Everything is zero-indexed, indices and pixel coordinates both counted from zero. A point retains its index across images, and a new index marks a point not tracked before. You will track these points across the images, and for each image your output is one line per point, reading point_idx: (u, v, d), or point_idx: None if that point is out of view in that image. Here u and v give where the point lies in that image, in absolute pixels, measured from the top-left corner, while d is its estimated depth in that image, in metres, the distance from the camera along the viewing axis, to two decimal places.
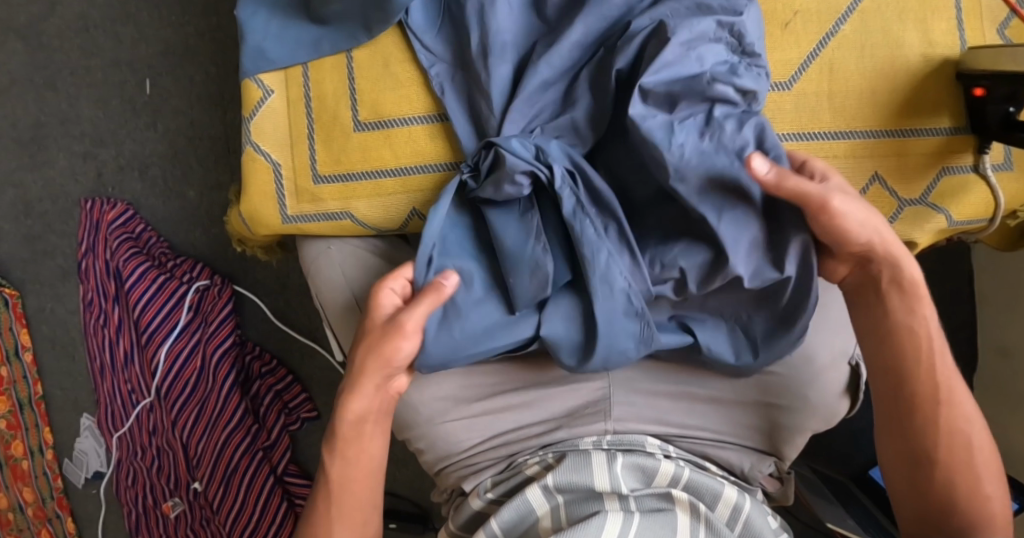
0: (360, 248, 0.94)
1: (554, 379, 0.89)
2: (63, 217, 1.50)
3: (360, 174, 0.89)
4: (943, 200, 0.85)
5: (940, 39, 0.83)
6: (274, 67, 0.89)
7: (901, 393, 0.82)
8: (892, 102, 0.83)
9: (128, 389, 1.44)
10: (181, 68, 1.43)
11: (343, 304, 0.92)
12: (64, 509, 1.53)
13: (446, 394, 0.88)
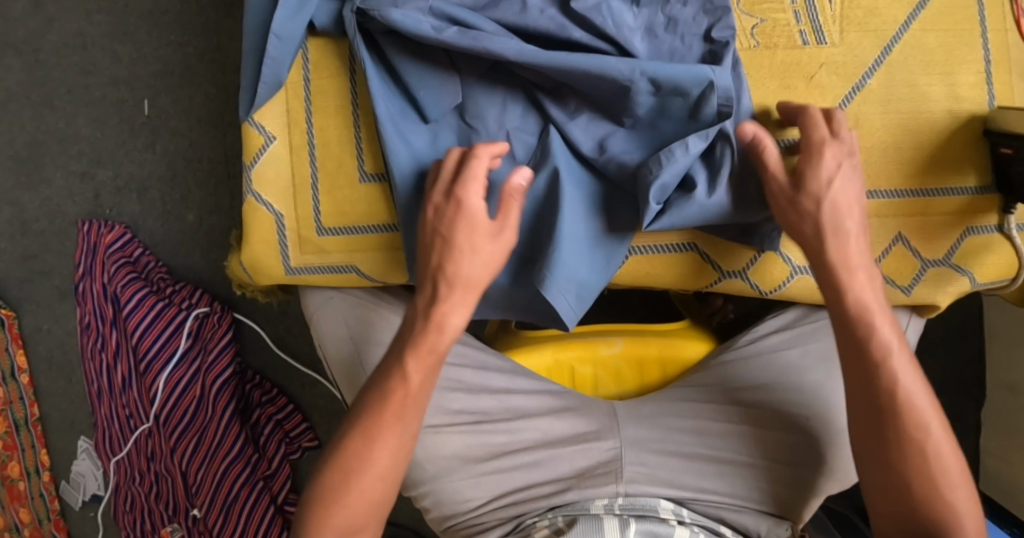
0: (364, 300, 0.91)
1: (565, 439, 0.87)
2: (60, 237, 1.47)
3: (365, 227, 0.86)
4: (967, 260, 0.82)
5: (967, 94, 0.80)
6: (275, 111, 0.85)
7: (856, 364, 0.78)
8: (916, 161, 0.80)
9: (126, 414, 1.42)
10: (181, 88, 1.40)
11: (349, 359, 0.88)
12: (61, 530, 1.52)
13: (453, 453, 0.85)
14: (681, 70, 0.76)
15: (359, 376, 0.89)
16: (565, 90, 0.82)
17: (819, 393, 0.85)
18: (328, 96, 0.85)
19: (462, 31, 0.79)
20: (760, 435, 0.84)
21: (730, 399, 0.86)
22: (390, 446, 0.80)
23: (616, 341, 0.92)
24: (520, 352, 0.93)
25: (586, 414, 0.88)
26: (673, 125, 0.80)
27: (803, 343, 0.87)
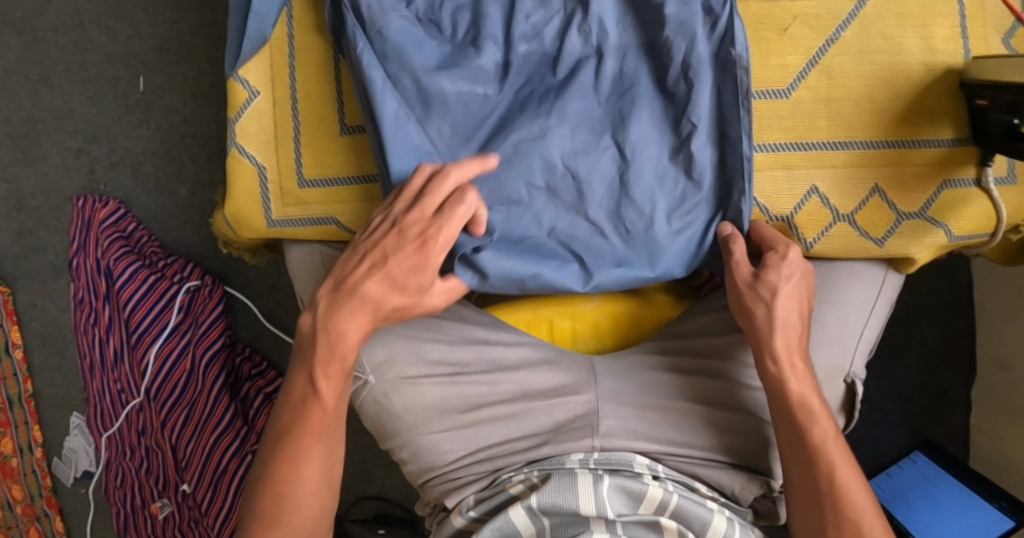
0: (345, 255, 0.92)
1: (542, 392, 0.87)
2: (55, 213, 1.48)
3: (346, 179, 0.87)
4: (944, 213, 0.82)
5: (941, 47, 0.80)
6: (258, 68, 0.86)
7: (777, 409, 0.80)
8: (892, 113, 0.80)
9: (118, 389, 1.43)
10: (176, 64, 1.42)
11: None
12: (53, 507, 1.52)
13: (430, 404, 0.86)
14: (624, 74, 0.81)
15: None
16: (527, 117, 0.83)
17: None
18: (309, 51, 0.86)
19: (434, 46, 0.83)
20: (741, 387, 0.85)
21: (666, 384, 0.87)
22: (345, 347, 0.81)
23: (594, 296, 0.93)
24: (499, 308, 0.94)
25: (563, 367, 0.88)
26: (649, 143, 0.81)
27: None
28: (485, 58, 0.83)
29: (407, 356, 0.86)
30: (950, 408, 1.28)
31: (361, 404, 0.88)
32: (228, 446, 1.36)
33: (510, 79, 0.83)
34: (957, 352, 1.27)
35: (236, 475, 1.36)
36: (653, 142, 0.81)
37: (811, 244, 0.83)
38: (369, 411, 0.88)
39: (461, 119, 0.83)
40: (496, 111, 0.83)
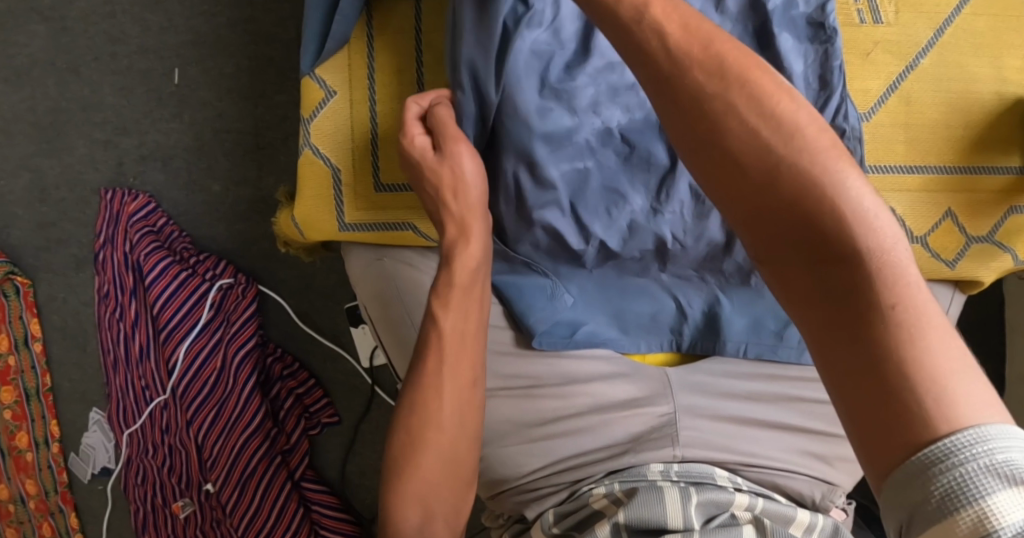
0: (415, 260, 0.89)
1: (618, 405, 0.88)
2: (80, 205, 1.46)
3: None
4: (1010, 238, 0.83)
5: (1012, 78, 0.83)
6: (335, 68, 0.86)
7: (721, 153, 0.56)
8: (963, 140, 0.83)
9: (142, 386, 1.41)
10: (212, 58, 1.40)
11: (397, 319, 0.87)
12: (67, 504, 1.49)
13: (505, 418, 0.87)
14: None
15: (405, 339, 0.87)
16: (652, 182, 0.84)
17: None
18: (390, 54, 0.86)
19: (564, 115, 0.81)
20: (809, 401, 0.88)
21: (779, 396, 0.88)
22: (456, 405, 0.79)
23: None
24: None
25: (639, 380, 0.89)
26: None
27: None
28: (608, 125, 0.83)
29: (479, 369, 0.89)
30: None
31: None
32: (257, 443, 1.35)
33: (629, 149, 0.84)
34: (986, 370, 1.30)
35: (266, 475, 1.35)
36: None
37: None
38: None
39: (573, 178, 0.84)
40: (616, 180, 0.84)
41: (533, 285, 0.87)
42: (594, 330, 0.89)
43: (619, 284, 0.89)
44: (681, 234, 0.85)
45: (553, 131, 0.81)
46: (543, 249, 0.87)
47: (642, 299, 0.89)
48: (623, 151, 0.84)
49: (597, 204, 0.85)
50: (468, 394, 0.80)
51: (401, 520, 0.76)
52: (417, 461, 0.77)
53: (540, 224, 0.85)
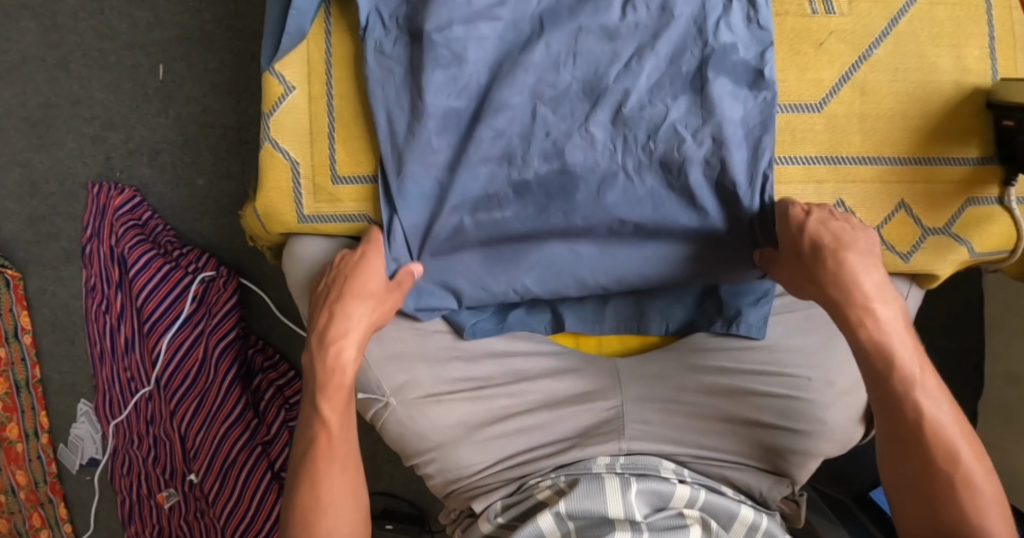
0: None
1: (567, 400, 0.91)
2: (69, 199, 1.48)
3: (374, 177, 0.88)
4: (967, 230, 0.83)
5: (972, 67, 0.82)
6: (295, 63, 0.87)
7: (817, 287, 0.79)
8: (918, 131, 0.82)
9: (128, 377, 1.43)
10: (197, 54, 1.42)
11: None
12: (57, 493, 1.52)
13: (455, 419, 0.88)
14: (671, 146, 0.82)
15: None
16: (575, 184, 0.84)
17: (822, 355, 0.85)
18: (346, 49, 0.87)
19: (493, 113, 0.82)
20: (764, 396, 0.85)
21: (730, 394, 0.87)
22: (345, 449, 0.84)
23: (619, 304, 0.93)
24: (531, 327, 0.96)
25: (588, 373, 0.92)
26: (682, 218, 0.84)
27: (806, 307, 0.88)
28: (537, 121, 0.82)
29: (429, 375, 0.89)
30: None
31: (382, 425, 0.90)
32: (239, 434, 1.37)
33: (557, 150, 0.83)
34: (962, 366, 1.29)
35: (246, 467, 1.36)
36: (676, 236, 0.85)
37: None
38: (392, 432, 0.90)
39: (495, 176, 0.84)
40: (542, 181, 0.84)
41: (485, 273, 0.88)
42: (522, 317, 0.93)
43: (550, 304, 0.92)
44: (601, 279, 0.87)
45: (464, 178, 0.84)
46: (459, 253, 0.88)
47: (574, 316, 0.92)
48: (539, 198, 0.84)
49: (511, 248, 0.87)
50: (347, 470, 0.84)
51: None
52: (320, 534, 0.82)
53: (460, 268, 0.88)
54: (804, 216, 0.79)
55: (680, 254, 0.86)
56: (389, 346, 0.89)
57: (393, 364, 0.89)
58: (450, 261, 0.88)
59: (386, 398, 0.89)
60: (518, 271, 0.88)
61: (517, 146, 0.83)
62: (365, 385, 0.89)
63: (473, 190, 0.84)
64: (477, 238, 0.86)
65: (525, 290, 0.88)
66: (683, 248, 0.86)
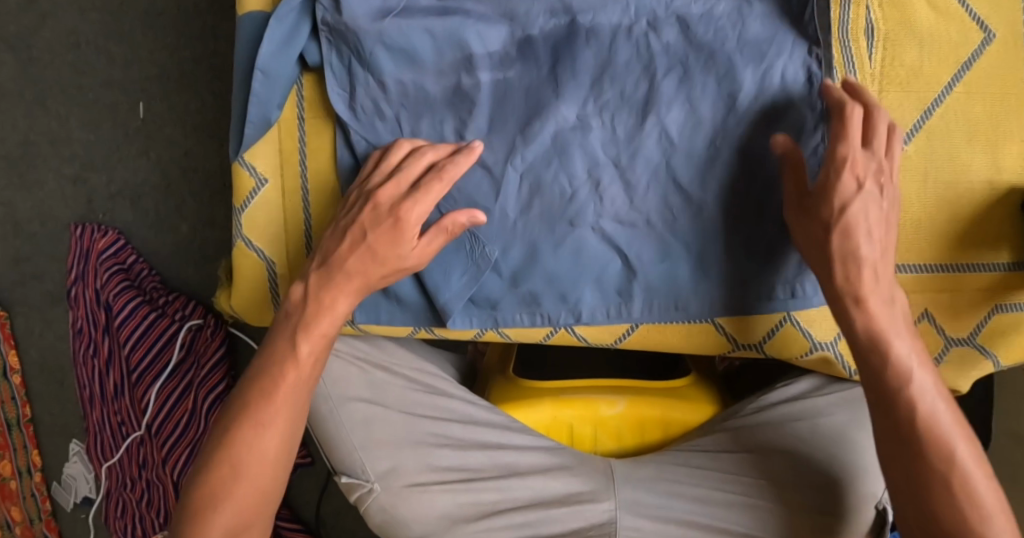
0: (343, 352, 0.87)
1: (557, 499, 0.83)
2: (52, 240, 1.43)
3: None
4: (993, 341, 0.76)
5: (1008, 165, 0.74)
6: (266, 153, 0.81)
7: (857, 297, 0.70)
8: (946, 235, 0.75)
9: (118, 421, 1.40)
10: (177, 94, 1.35)
11: (326, 413, 0.85)
12: (52, 530, 1.51)
13: (440, 512, 0.82)
14: (689, 131, 0.77)
15: (336, 433, 0.85)
16: (579, 188, 0.79)
17: (832, 466, 0.79)
18: (322, 136, 0.82)
19: (493, 100, 0.79)
20: (767, 507, 0.79)
21: (729, 499, 0.80)
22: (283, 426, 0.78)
23: (618, 401, 0.86)
24: (517, 407, 0.88)
25: (581, 474, 0.85)
26: (686, 225, 0.78)
27: (816, 414, 0.82)
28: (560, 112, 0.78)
29: (414, 462, 0.83)
30: None
31: (366, 510, 0.85)
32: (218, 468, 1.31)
33: (547, 142, 0.78)
34: None
35: None
36: (702, 123, 0.76)
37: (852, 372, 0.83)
38: (375, 519, 0.84)
39: (481, 176, 0.79)
40: (530, 170, 0.79)
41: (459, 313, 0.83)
42: (490, 283, 0.81)
43: (553, 238, 0.79)
44: (612, 154, 0.78)
45: (455, 38, 0.78)
46: (438, 256, 0.80)
47: (574, 261, 0.80)
48: (545, 60, 0.78)
49: (517, 121, 0.79)
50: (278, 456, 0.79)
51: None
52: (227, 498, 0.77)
53: (436, 253, 0.80)
54: (853, 196, 0.69)
55: (709, 132, 0.76)
56: (374, 432, 0.84)
57: (377, 449, 0.84)
58: (428, 242, 0.80)
59: (370, 484, 0.83)
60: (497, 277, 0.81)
61: (519, 127, 0.79)
62: (350, 468, 0.85)
63: (478, 126, 0.79)
64: (478, 112, 0.79)
65: (527, 172, 0.79)
66: (713, 124, 0.76)
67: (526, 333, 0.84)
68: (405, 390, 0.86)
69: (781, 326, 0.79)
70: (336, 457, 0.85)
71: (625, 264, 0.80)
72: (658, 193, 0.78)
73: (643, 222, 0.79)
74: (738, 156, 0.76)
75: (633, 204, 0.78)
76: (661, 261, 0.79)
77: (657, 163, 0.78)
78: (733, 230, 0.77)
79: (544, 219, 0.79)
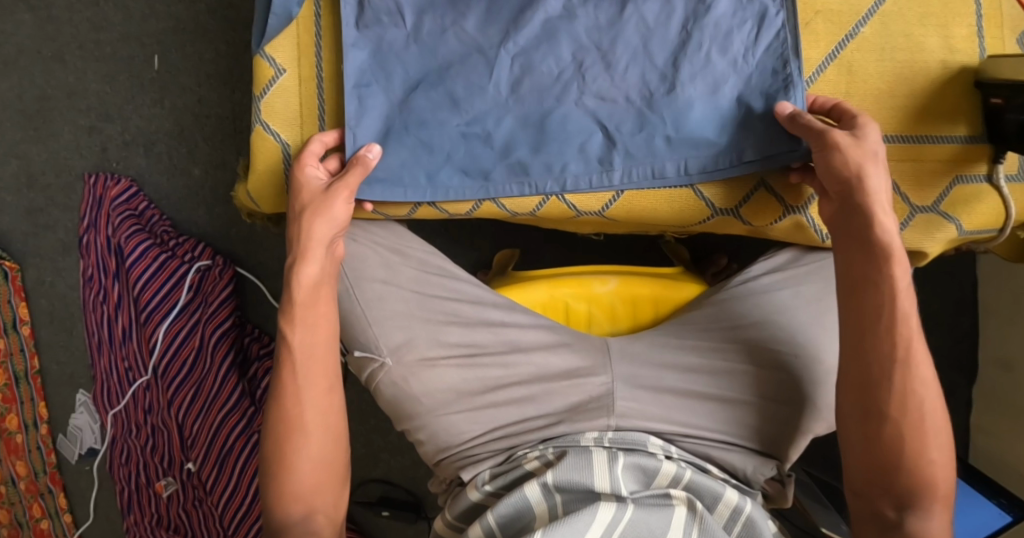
0: (354, 235, 0.90)
1: (558, 374, 0.88)
2: (66, 191, 1.49)
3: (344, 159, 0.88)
4: (956, 208, 0.84)
5: (959, 46, 0.83)
6: (285, 45, 0.88)
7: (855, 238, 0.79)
8: (905, 109, 0.83)
9: (125, 367, 1.44)
10: (192, 45, 1.42)
11: (341, 291, 0.88)
12: (57, 484, 1.53)
13: (448, 386, 0.87)
14: (663, 16, 0.84)
15: (351, 309, 0.88)
16: (565, 69, 0.86)
17: (810, 331, 0.85)
18: (335, 31, 0.88)
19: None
20: (750, 373, 0.85)
21: (715, 368, 0.87)
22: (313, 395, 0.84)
23: (610, 279, 0.91)
24: (516, 289, 0.93)
25: (580, 349, 0.89)
26: (665, 98, 0.84)
27: (796, 284, 0.87)
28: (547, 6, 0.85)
29: (425, 339, 0.87)
30: (949, 406, 1.28)
31: (376, 387, 0.89)
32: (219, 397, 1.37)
33: (536, 29, 0.85)
34: (961, 352, 1.28)
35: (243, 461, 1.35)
36: (676, 9, 0.84)
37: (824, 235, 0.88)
38: (385, 394, 0.88)
39: (475, 60, 0.86)
40: (518, 54, 0.86)
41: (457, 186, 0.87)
42: (480, 153, 0.87)
43: (541, 111, 0.86)
44: (596, 38, 0.85)
45: None
46: (435, 129, 0.86)
47: (560, 133, 0.86)
48: None
49: (508, 13, 0.86)
50: (327, 436, 0.85)
51: (285, 516, 0.83)
52: (288, 471, 0.83)
53: (432, 128, 0.86)
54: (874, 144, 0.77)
55: (683, 20, 0.84)
56: (387, 310, 0.88)
57: (390, 326, 0.88)
58: (424, 119, 0.86)
59: (383, 359, 0.87)
60: (491, 154, 0.87)
61: (510, 17, 0.86)
62: (363, 345, 0.88)
63: (471, 18, 0.86)
64: (472, 3, 0.86)
65: (519, 54, 0.86)
66: (686, 10, 0.84)
67: (521, 202, 0.88)
68: (416, 272, 0.89)
69: (756, 191, 0.86)
70: (351, 335, 0.89)
71: (610, 136, 0.86)
72: (638, 71, 0.85)
73: (625, 98, 0.85)
74: (711, 37, 0.84)
75: (615, 83, 0.85)
76: (641, 130, 0.85)
77: (637, 47, 0.85)
78: (712, 103, 0.84)
79: (535, 95, 0.86)
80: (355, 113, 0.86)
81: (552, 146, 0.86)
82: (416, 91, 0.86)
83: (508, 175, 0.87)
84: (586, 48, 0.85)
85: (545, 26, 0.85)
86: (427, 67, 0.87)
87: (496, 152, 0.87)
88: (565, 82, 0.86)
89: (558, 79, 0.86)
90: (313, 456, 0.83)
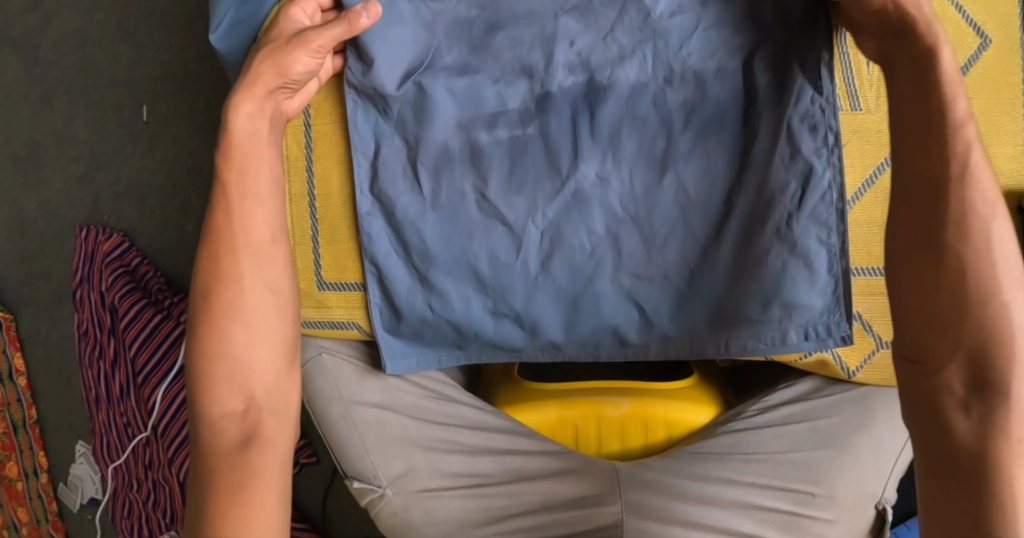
0: (354, 359, 0.90)
1: (564, 504, 0.84)
2: (58, 241, 1.44)
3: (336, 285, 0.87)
4: None
5: (1002, 167, 0.82)
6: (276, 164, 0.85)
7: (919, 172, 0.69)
8: None
9: (125, 422, 1.39)
10: (182, 94, 1.36)
11: (338, 418, 0.88)
12: (59, 530, 1.50)
13: (450, 516, 0.84)
14: (704, 188, 0.80)
15: (348, 437, 0.87)
16: (597, 244, 0.82)
17: (830, 470, 0.82)
18: (328, 142, 0.85)
19: (508, 159, 0.81)
20: (766, 511, 0.82)
21: (734, 503, 0.82)
22: (254, 300, 0.76)
23: (621, 403, 0.88)
24: (524, 410, 0.91)
25: (586, 477, 0.85)
26: (705, 278, 0.81)
27: (816, 417, 0.84)
28: (576, 172, 0.80)
29: (427, 468, 0.86)
30: None
31: (377, 515, 0.87)
32: None
33: (567, 201, 0.81)
34: None
35: None
36: (718, 184, 0.79)
37: (854, 372, 0.83)
38: (386, 523, 0.87)
39: (502, 233, 0.82)
40: (548, 228, 0.82)
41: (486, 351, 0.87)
42: (510, 331, 0.85)
43: (573, 289, 0.83)
44: (632, 208, 0.81)
45: (471, 97, 0.81)
46: (464, 300, 0.84)
47: (592, 310, 0.83)
48: (564, 116, 0.80)
49: (533, 182, 0.81)
50: (280, 284, 0.78)
51: (217, 401, 0.73)
52: (211, 381, 0.73)
53: (458, 305, 0.84)
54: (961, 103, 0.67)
55: (723, 189, 0.79)
56: (387, 437, 0.87)
57: (390, 454, 0.86)
58: (449, 292, 0.84)
59: (382, 488, 0.86)
60: (519, 333, 0.85)
61: (536, 190, 0.81)
62: (361, 473, 0.87)
63: (495, 188, 0.81)
64: (496, 170, 0.81)
65: (548, 226, 0.82)
66: (726, 179, 0.79)
67: None
68: (416, 399, 0.89)
69: None
70: (348, 463, 0.88)
71: (642, 318, 0.84)
72: (676, 249, 0.81)
73: (659, 282, 0.82)
74: (755, 208, 0.78)
75: (650, 267, 0.82)
76: (677, 312, 0.83)
77: (675, 220, 0.80)
78: (753, 290, 0.80)
79: (568, 272, 0.82)
80: (379, 291, 0.85)
81: (585, 323, 0.84)
82: (442, 263, 0.83)
83: (536, 343, 0.86)
84: (620, 227, 0.81)
85: (575, 197, 0.81)
86: (450, 239, 0.83)
87: (524, 328, 0.85)
88: (597, 259, 0.82)
89: (588, 258, 0.82)
90: (251, 368, 0.75)
